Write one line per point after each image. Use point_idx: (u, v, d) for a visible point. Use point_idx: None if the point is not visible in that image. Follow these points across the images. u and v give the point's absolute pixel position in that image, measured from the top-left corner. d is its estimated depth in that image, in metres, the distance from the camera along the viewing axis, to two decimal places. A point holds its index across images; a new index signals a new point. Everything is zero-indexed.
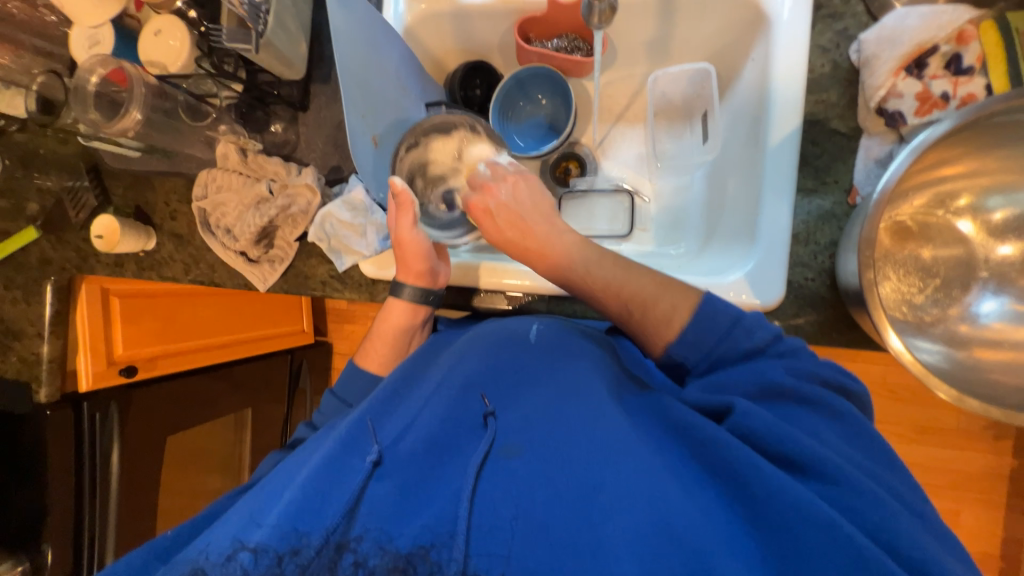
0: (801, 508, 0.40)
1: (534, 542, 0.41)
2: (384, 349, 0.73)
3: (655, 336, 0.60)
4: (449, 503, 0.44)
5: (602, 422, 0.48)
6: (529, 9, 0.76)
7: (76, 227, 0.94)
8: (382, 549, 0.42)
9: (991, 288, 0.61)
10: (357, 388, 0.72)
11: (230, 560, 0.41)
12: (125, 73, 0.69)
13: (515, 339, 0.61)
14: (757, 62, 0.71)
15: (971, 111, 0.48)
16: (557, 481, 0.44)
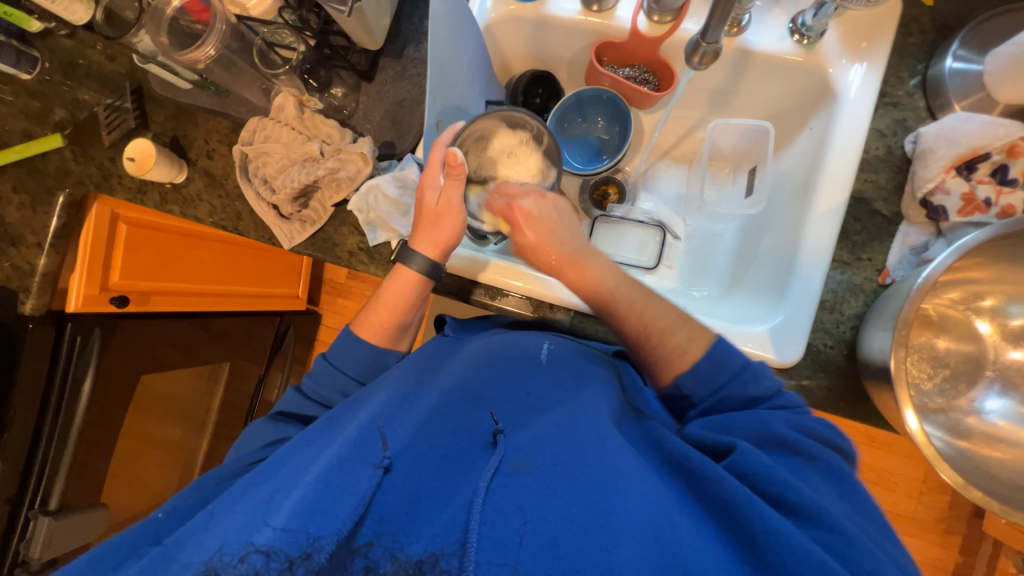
0: (797, 549, 0.40)
1: (542, 557, 0.40)
2: (386, 317, 0.69)
3: (667, 365, 0.61)
4: (460, 511, 0.43)
5: (611, 447, 0.48)
6: (611, 33, 0.79)
7: (105, 145, 0.90)
8: (393, 557, 0.40)
9: (996, 388, 0.64)
10: (353, 357, 0.68)
11: (240, 562, 0.38)
12: (208, 4, 0.70)
13: (527, 357, 0.61)
14: (814, 132, 0.75)
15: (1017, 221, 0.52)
16: (567, 500, 0.44)
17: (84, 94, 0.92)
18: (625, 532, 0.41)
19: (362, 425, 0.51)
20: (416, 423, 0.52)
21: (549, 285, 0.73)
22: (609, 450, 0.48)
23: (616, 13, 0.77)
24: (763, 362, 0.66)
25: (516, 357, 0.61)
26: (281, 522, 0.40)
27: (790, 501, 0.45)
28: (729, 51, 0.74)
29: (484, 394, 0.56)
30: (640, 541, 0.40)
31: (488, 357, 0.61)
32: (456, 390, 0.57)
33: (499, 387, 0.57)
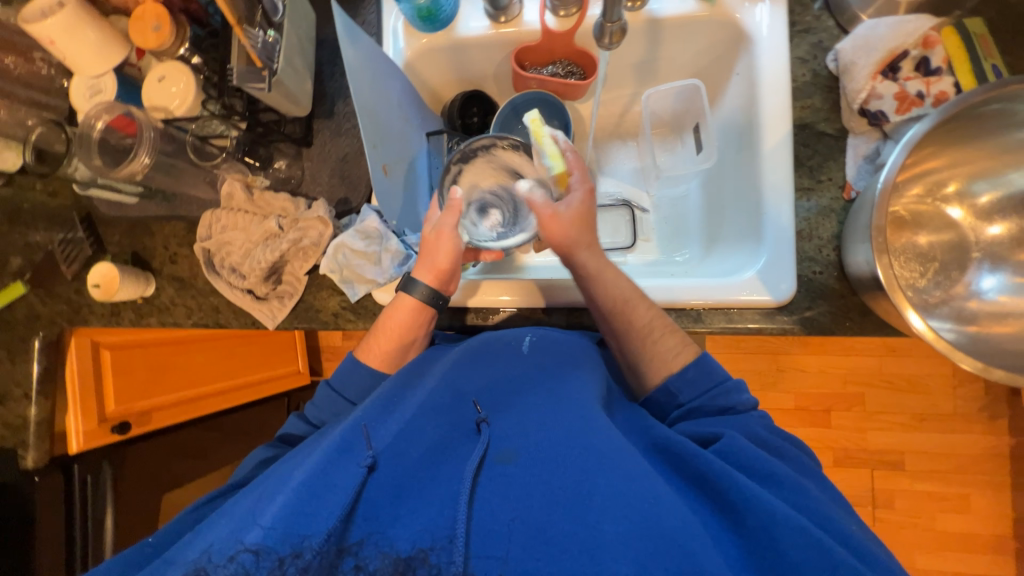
0: (782, 518, 0.42)
1: (524, 542, 0.41)
2: (389, 346, 0.67)
3: (655, 364, 0.62)
4: (445, 508, 0.44)
5: (595, 427, 0.48)
6: (524, 39, 0.81)
7: (68, 279, 0.90)
8: (382, 553, 0.42)
9: (987, 266, 0.64)
10: (356, 383, 0.67)
11: (231, 561, 0.40)
12: (132, 118, 0.69)
13: (505, 347, 0.62)
14: (741, 75, 0.77)
15: (952, 106, 0.52)
16: (551, 485, 0.44)
17: (35, 236, 0.91)
18: (608, 507, 0.42)
19: (346, 428, 0.51)
20: (400, 421, 0.52)
21: (528, 289, 0.73)
22: (594, 432, 0.47)
23: (522, 19, 0.79)
24: (761, 306, 0.68)
25: (493, 348, 0.62)
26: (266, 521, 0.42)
27: (778, 478, 0.48)
28: (639, 24, 0.76)
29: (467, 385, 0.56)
30: (621, 514, 0.41)
31: (467, 351, 0.61)
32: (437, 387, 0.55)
33: (479, 377, 0.58)
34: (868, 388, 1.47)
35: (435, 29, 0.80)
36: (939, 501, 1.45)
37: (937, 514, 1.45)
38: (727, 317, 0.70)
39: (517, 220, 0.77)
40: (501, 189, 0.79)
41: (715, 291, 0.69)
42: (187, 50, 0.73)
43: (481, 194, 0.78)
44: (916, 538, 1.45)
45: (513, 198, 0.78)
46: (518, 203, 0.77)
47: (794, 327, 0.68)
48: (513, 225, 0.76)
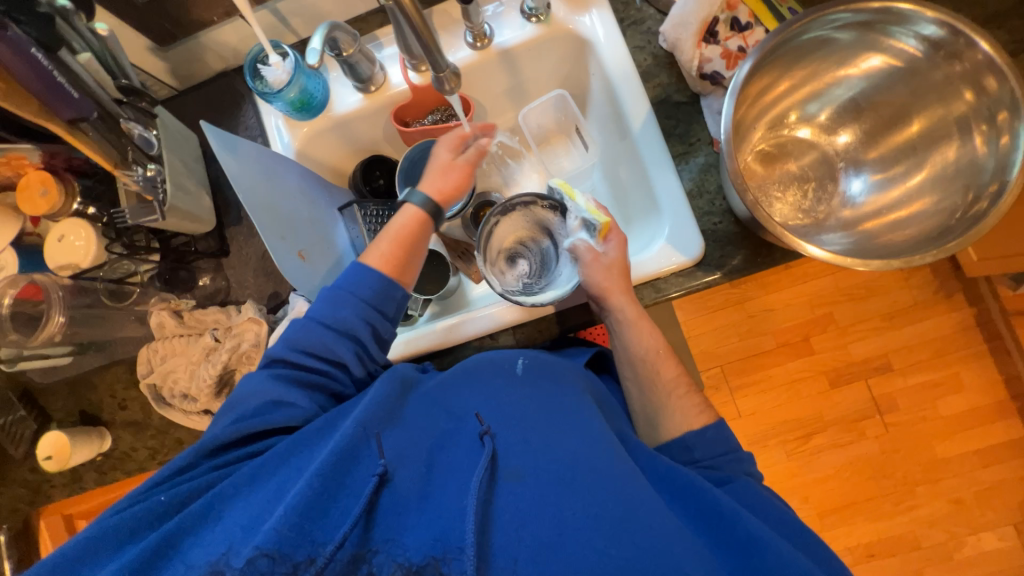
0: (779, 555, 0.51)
1: (540, 552, 0.47)
2: (395, 250, 0.64)
3: (659, 403, 0.67)
4: (456, 517, 0.48)
5: (605, 454, 0.54)
6: (397, 99, 0.87)
7: (20, 460, 0.85)
8: (394, 561, 0.47)
9: (853, 171, 0.71)
10: (367, 284, 0.61)
11: (249, 564, 0.43)
12: (37, 284, 0.71)
13: (503, 370, 0.63)
14: (596, 75, 0.84)
15: (764, 44, 0.59)
16: (564, 501, 0.50)
17: None
18: (617, 527, 0.49)
19: (357, 427, 0.52)
20: (414, 439, 0.55)
21: (478, 319, 0.77)
22: (611, 463, 0.53)
23: (390, 82, 0.85)
24: (681, 268, 0.72)
25: (488, 368, 0.63)
26: (276, 522, 0.44)
27: (754, 502, 0.58)
28: (492, 57, 0.83)
29: (467, 402, 0.60)
30: (631, 535, 0.49)
31: (466, 373, 0.63)
32: (439, 411, 0.59)
33: (486, 398, 0.59)
34: (834, 304, 1.53)
35: (313, 115, 0.84)
36: (933, 388, 1.50)
37: (937, 400, 1.50)
38: (654, 288, 0.74)
39: (545, 272, 0.82)
40: (530, 241, 0.83)
41: (636, 269, 0.74)
42: (80, 203, 0.73)
43: (511, 246, 0.83)
44: (929, 430, 1.49)
45: (541, 250, 0.83)
46: (547, 254, 0.82)
47: (717, 277, 0.72)
48: (540, 276, 0.82)
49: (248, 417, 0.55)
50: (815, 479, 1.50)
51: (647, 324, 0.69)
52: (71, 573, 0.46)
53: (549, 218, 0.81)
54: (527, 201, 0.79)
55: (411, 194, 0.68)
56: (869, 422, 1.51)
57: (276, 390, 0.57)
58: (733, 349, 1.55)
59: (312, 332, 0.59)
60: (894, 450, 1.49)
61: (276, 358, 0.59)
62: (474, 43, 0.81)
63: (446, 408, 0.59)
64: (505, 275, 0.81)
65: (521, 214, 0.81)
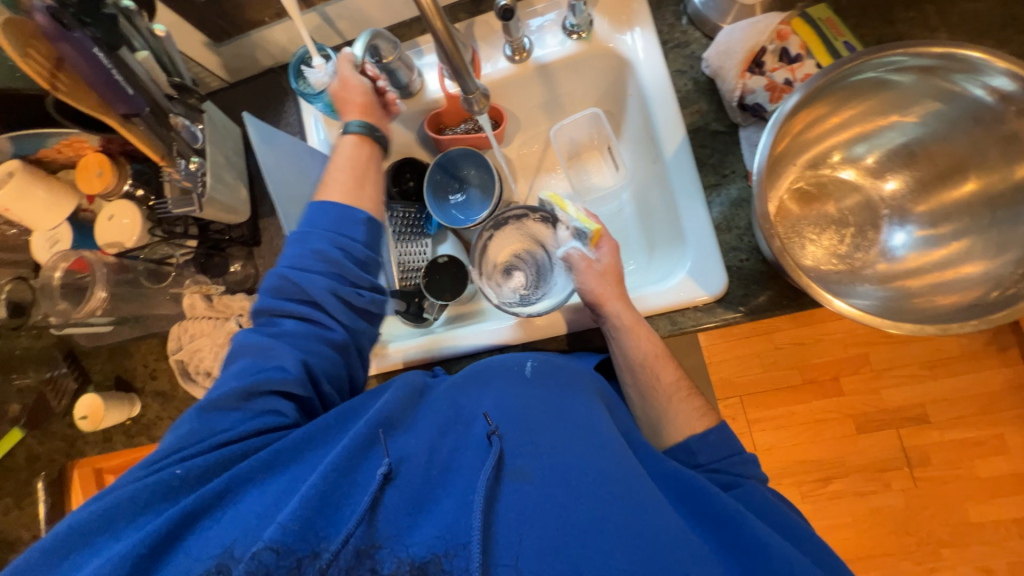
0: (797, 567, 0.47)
1: (542, 561, 0.45)
2: (344, 175, 0.69)
3: (657, 407, 0.65)
4: (461, 517, 0.47)
5: (611, 460, 0.52)
6: (432, 106, 0.88)
7: (59, 415, 0.93)
8: (397, 557, 0.45)
9: (898, 222, 0.67)
10: (331, 215, 0.65)
11: (253, 560, 0.42)
12: (85, 260, 0.76)
13: (514, 373, 0.62)
14: (633, 94, 0.82)
15: (816, 78, 0.56)
16: (569, 508, 0.48)
17: (23, 380, 0.95)
18: (621, 537, 0.46)
19: (364, 424, 0.52)
20: (422, 436, 0.54)
21: (494, 331, 0.77)
22: (612, 463, 0.52)
23: (427, 90, 0.86)
24: (699, 304, 0.70)
25: (500, 372, 0.62)
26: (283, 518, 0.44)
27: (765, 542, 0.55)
28: (530, 71, 0.82)
29: (478, 403, 0.58)
30: (635, 546, 0.46)
31: (475, 376, 0.63)
32: (449, 409, 0.58)
33: (495, 398, 0.58)
34: (871, 346, 1.45)
35: None
36: (972, 447, 1.40)
37: (975, 460, 1.40)
38: (671, 321, 0.72)
39: (540, 283, 0.86)
40: (525, 254, 0.89)
41: (652, 299, 0.73)
42: (130, 186, 0.78)
43: (507, 261, 0.89)
44: (961, 490, 1.39)
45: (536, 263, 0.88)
46: (542, 267, 0.87)
47: (740, 317, 0.69)
48: (536, 287, 0.86)
49: (252, 373, 0.57)
50: (828, 526, 1.43)
51: (646, 330, 0.67)
52: (98, 536, 0.46)
53: (539, 230, 0.87)
54: (516, 216, 0.86)
55: (345, 127, 0.73)
56: (895, 474, 1.42)
57: (275, 349, 0.58)
58: (755, 379, 1.49)
59: (287, 278, 0.62)
60: (920, 507, 1.40)
61: (265, 310, 0.62)
62: (512, 57, 0.81)
63: (456, 406, 0.59)
64: (501, 288, 0.86)
65: (512, 231, 0.88)
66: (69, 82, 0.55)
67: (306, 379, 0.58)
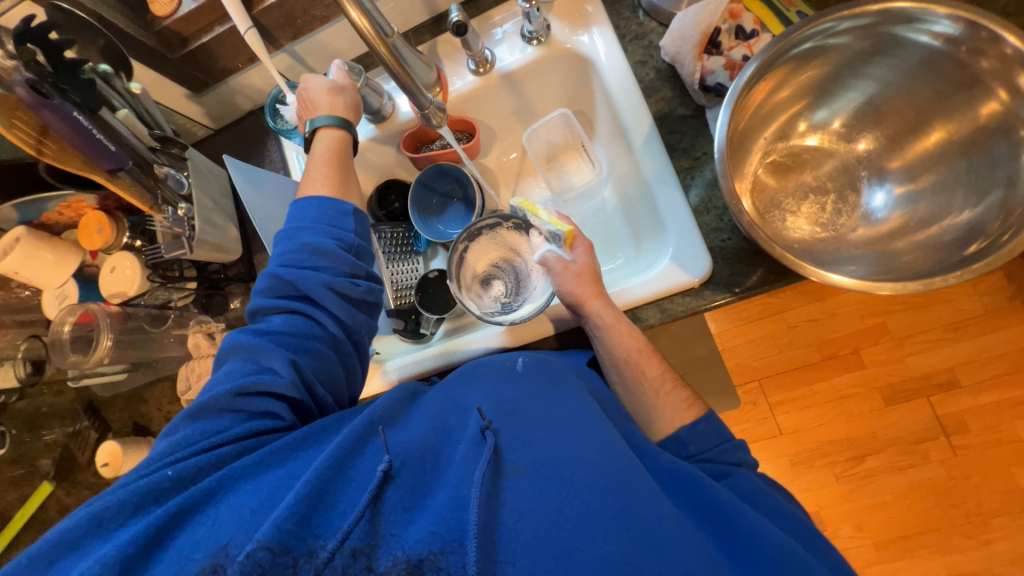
0: (786, 549, 0.48)
1: (536, 550, 0.45)
2: (324, 170, 0.69)
3: (656, 401, 0.64)
4: (455, 511, 0.47)
5: (605, 447, 0.52)
6: (407, 127, 0.90)
7: (86, 465, 0.97)
8: (394, 555, 0.45)
9: (876, 182, 0.66)
10: (315, 211, 0.65)
11: (248, 558, 0.43)
12: (90, 312, 0.79)
13: (507, 368, 0.64)
14: (599, 90, 0.83)
15: (768, 47, 0.56)
16: (561, 496, 0.48)
17: (50, 434, 0.98)
18: (617, 524, 0.46)
19: (363, 425, 0.54)
20: (417, 434, 0.55)
21: (490, 339, 0.78)
22: (605, 453, 0.52)
23: (399, 112, 0.89)
24: (686, 288, 0.70)
25: (497, 367, 0.64)
26: (276, 518, 0.45)
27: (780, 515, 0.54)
28: (495, 82, 0.84)
29: (474, 398, 0.59)
30: (629, 531, 0.46)
31: (472, 377, 0.64)
32: (445, 407, 0.60)
33: (492, 393, 0.60)
34: (885, 314, 1.41)
35: None
36: (1009, 407, 1.34)
37: (1013, 421, 1.33)
38: (660, 309, 0.72)
39: (520, 289, 0.85)
40: (503, 262, 0.87)
41: (639, 289, 0.72)
42: (128, 237, 0.81)
43: (484, 270, 0.87)
44: (1004, 454, 1.33)
45: (514, 269, 0.87)
46: (521, 274, 0.86)
47: (731, 298, 0.68)
48: (517, 294, 0.84)
49: (239, 374, 0.58)
50: (868, 506, 1.37)
51: (630, 327, 0.67)
52: (93, 540, 0.48)
53: (516, 234, 0.86)
54: (491, 222, 0.85)
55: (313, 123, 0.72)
56: (932, 444, 1.36)
57: (266, 350, 0.59)
58: (769, 361, 1.46)
59: (280, 277, 0.62)
60: (963, 476, 1.33)
61: (259, 311, 0.63)
62: (476, 70, 0.83)
63: (452, 404, 0.60)
64: (480, 297, 0.84)
65: (488, 238, 0.86)
66: (57, 148, 0.62)
67: (299, 383, 0.59)
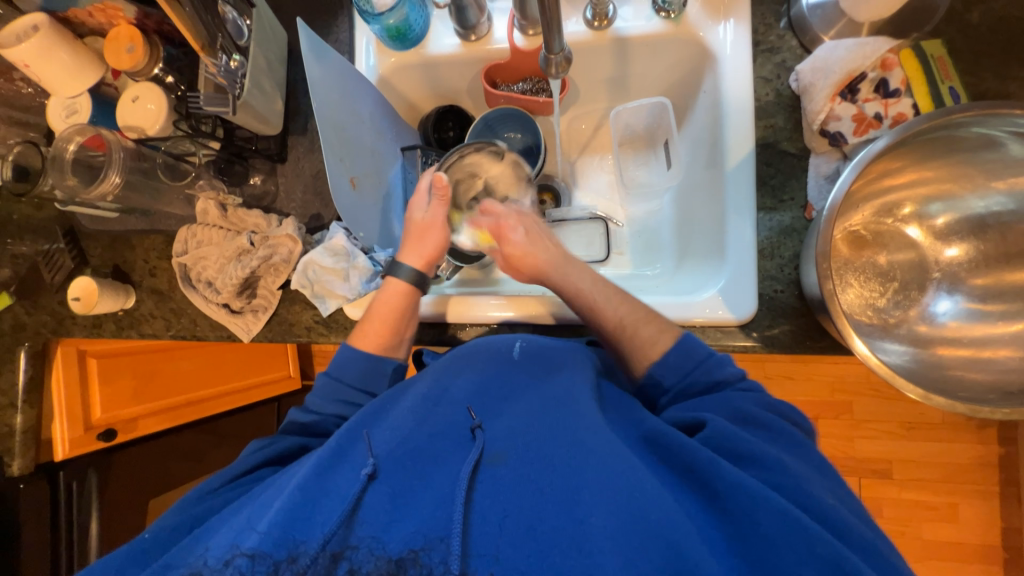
0: (763, 501, 0.44)
1: (519, 543, 0.44)
2: (379, 326, 0.69)
3: (639, 356, 0.63)
4: (438, 508, 0.47)
5: (589, 432, 0.51)
6: (493, 57, 0.81)
7: (52, 290, 0.91)
8: (375, 556, 0.44)
9: (945, 288, 0.65)
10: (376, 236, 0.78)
11: (227, 564, 0.44)
12: (103, 139, 0.72)
13: (500, 357, 0.64)
14: (707, 92, 0.77)
15: (900, 132, 0.53)
16: (542, 480, 0.48)
17: (19, 248, 0.90)
18: (596, 501, 0.46)
19: (346, 431, 0.56)
20: (398, 425, 0.55)
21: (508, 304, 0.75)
22: (582, 432, 0.52)
23: (493, 36, 0.79)
24: (723, 325, 0.68)
25: (488, 359, 0.63)
26: (261, 527, 0.45)
27: None
28: (606, 42, 0.77)
29: (461, 389, 0.59)
30: (609, 509, 0.45)
31: (456, 359, 0.63)
32: (427, 394, 0.58)
33: (477, 385, 0.60)
34: (856, 395, 1.45)
35: (405, 47, 0.80)
36: (925, 509, 1.44)
37: (924, 522, 1.44)
38: (688, 335, 0.70)
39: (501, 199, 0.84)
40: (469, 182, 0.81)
41: (673, 309, 0.70)
42: (160, 70, 0.73)
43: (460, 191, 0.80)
44: (904, 546, 1.44)
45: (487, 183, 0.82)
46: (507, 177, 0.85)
47: (754, 344, 0.68)
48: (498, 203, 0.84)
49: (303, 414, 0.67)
50: None
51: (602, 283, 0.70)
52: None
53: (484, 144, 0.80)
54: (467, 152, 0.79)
55: (398, 267, 0.71)
56: None
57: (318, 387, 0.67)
58: None
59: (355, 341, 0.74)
60: None
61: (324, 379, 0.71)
62: (592, 22, 0.75)
63: (439, 387, 0.59)
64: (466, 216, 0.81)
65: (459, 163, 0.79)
66: None
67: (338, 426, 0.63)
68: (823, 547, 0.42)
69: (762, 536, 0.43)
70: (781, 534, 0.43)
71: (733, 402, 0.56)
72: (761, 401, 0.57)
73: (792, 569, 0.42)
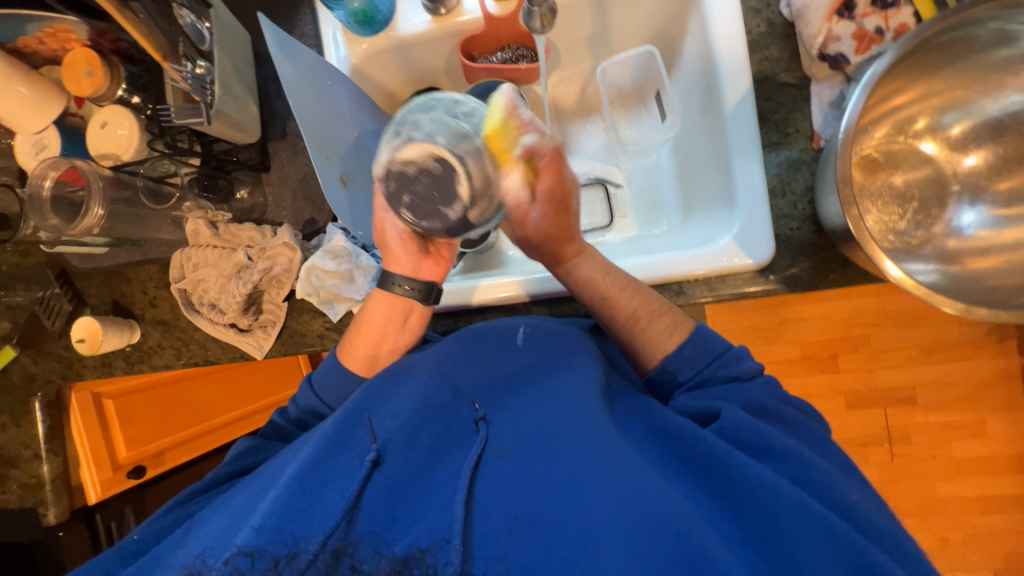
0: (784, 495, 0.46)
1: (525, 540, 0.46)
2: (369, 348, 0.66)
3: (649, 353, 0.63)
4: (444, 506, 0.48)
5: (593, 428, 0.52)
6: (467, 28, 0.77)
7: (54, 336, 0.87)
8: (380, 554, 0.45)
9: (966, 200, 0.63)
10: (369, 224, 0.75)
11: (226, 564, 0.42)
12: (78, 171, 0.68)
13: (500, 339, 0.63)
14: (694, 35, 0.73)
15: (908, 39, 0.50)
16: (545, 475, 0.49)
17: (15, 299, 0.88)
18: (602, 495, 0.47)
19: (342, 417, 0.53)
20: (402, 415, 0.54)
21: (514, 286, 0.72)
22: (589, 426, 0.52)
23: (463, 7, 0.76)
24: (742, 271, 0.65)
25: (485, 338, 0.62)
26: (256, 524, 0.45)
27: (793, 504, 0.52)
28: None
29: (467, 378, 0.59)
30: (616, 505, 0.46)
31: (458, 344, 0.62)
32: (434, 381, 0.57)
33: (482, 373, 0.60)
34: (873, 328, 1.44)
35: (374, 31, 0.76)
36: (951, 430, 1.44)
37: (952, 442, 1.45)
38: (708, 287, 0.68)
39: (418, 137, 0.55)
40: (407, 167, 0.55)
41: (690, 263, 0.67)
42: (125, 91, 0.69)
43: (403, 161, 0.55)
44: (934, 468, 1.46)
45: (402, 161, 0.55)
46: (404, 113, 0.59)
47: (775, 287, 0.66)
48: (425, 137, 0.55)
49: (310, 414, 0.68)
50: None
51: (611, 265, 0.65)
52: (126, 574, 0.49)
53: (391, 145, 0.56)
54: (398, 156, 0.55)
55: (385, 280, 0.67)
56: (874, 449, 1.48)
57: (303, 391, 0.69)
58: (753, 350, 1.51)
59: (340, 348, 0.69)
60: (892, 480, 1.47)
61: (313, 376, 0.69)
62: None
63: (449, 381, 0.58)
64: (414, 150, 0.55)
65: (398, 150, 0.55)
66: None
67: None
68: (839, 537, 0.44)
69: (778, 530, 0.45)
70: (802, 531, 0.44)
71: (748, 393, 0.57)
72: (770, 391, 0.59)
73: (812, 562, 0.43)
